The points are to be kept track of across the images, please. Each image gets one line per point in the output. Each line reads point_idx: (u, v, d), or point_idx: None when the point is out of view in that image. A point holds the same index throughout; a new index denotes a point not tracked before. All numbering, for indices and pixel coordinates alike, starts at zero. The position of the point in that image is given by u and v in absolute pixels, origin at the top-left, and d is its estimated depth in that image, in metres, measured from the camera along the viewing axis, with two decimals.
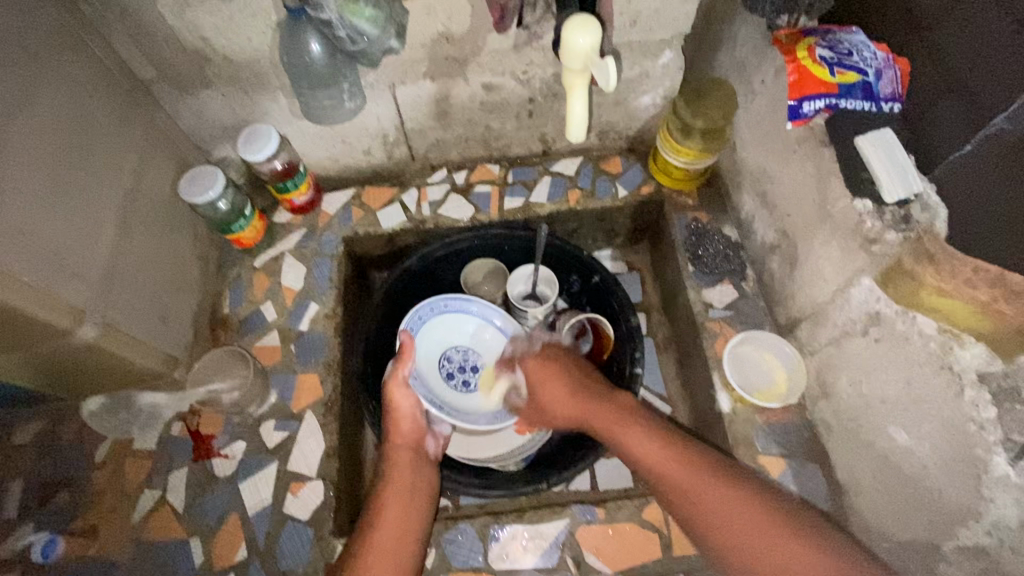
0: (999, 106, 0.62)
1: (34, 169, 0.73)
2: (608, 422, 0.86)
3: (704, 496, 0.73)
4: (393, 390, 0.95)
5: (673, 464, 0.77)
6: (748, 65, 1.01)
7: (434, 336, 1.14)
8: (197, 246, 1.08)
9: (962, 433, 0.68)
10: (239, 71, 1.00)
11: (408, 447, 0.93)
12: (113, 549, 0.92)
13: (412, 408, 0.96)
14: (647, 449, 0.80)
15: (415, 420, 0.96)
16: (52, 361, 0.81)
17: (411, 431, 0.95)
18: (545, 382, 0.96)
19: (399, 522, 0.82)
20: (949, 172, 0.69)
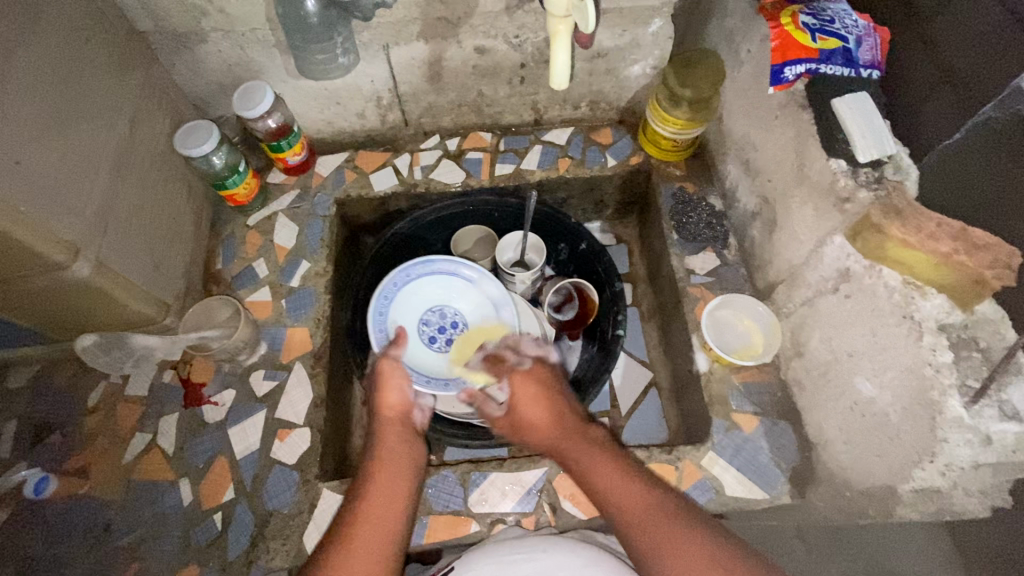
0: (988, 97, 0.67)
1: (31, 104, 0.75)
2: (582, 452, 0.80)
3: (656, 528, 0.70)
4: (383, 361, 0.90)
5: (640, 499, 0.73)
6: (736, 34, 1.03)
7: (405, 308, 1.11)
8: (191, 200, 1.10)
9: (919, 379, 0.71)
10: (235, 25, 1.01)
11: (400, 424, 0.86)
12: (105, 487, 0.96)
13: (401, 380, 0.89)
14: (608, 484, 0.76)
15: (407, 397, 0.88)
16: (49, 296, 0.83)
17: (401, 408, 0.87)
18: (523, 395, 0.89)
19: (386, 500, 0.76)
20: (940, 159, 0.73)
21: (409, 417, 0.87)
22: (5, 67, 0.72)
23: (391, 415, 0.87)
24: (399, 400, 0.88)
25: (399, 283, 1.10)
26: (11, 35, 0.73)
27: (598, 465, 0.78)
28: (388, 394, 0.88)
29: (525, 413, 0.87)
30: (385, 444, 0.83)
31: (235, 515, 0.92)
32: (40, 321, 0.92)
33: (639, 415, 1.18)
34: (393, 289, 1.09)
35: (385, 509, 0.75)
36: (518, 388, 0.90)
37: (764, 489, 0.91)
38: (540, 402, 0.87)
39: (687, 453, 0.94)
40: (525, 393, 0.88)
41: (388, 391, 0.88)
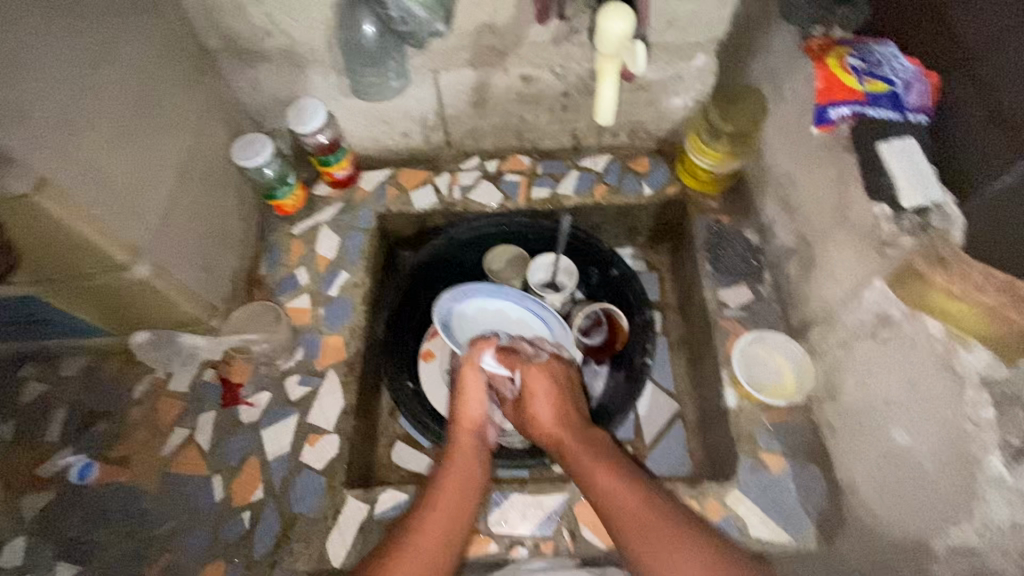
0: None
1: (111, 114, 0.81)
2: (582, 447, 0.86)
3: (634, 520, 0.75)
4: (466, 368, 0.95)
5: (623, 493, 0.78)
6: (780, 72, 1.03)
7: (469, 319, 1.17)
8: (242, 208, 1.16)
9: (958, 432, 0.70)
10: (296, 47, 1.07)
11: (476, 438, 0.92)
12: (143, 477, 1.00)
13: (480, 394, 0.95)
14: (594, 474, 0.82)
15: (485, 412, 0.95)
16: (110, 292, 0.89)
17: (478, 418, 0.94)
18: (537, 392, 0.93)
19: (454, 510, 0.82)
20: (989, 206, 0.70)
21: (483, 432, 0.93)
22: (91, 83, 0.78)
23: (469, 427, 0.93)
24: (478, 412, 0.94)
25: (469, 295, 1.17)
26: (98, 50, 0.80)
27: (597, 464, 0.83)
28: (469, 406, 0.94)
29: (536, 401, 0.93)
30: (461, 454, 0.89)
31: (263, 515, 0.95)
32: (98, 314, 0.98)
33: (663, 446, 1.17)
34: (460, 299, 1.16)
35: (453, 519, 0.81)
36: (532, 374, 0.94)
37: (790, 532, 0.89)
38: (548, 399, 0.93)
39: (712, 490, 0.93)
40: (537, 381, 0.94)
41: (467, 402, 0.94)
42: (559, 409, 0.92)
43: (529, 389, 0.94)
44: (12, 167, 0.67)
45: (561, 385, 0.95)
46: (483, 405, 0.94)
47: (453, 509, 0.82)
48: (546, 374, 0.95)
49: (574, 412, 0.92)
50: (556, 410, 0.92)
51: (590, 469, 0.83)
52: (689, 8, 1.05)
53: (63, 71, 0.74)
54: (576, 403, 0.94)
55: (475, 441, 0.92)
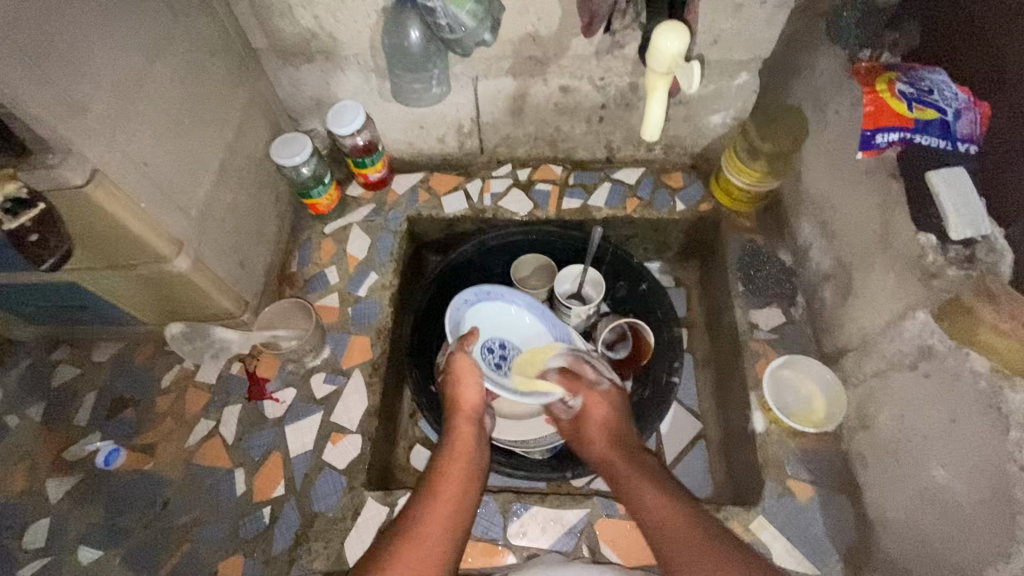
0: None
1: (160, 108, 0.83)
2: (628, 467, 0.89)
3: (675, 533, 0.77)
4: (460, 357, 0.96)
5: (664, 510, 0.79)
6: (824, 94, 1.02)
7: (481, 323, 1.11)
8: (277, 205, 1.18)
9: (1002, 474, 0.68)
10: (340, 48, 1.09)
11: (474, 423, 0.93)
12: (167, 466, 1.01)
13: (474, 377, 0.95)
14: (641, 491, 0.84)
15: (480, 394, 0.96)
16: (148, 282, 0.90)
17: (474, 403, 0.95)
18: (596, 414, 0.98)
19: (457, 496, 0.82)
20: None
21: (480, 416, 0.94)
22: (144, 77, 0.79)
23: (466, 411, 0.94)
24: (474, 397, 0.95)
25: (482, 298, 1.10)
26: (152, 46, 0.81)
27: (643, 481, 0.85)
28: (466, 391, 0.95)
29: (593, 425, 0.97)
30: (460, 440, 0.90)
31: (283, 511, 0.95)
32: (134, 304, 1.00)
33: (684, 465, 1.15)
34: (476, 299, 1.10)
35: (457, 503, 0.81)
36: (594, 401, 0.99)
37: (815, 563, 0.88)
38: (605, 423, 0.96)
39: (735, 515, 0.92)
40: (598, 405, 0.98)
41: (466, 387, 0.95)
42: (615, 432, 0.95)
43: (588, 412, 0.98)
44: (69, 157, 0.68)
45: (618, 413, 0.98)
46: (480, 390, 0.95)
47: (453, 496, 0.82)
48: (606, 400, 0.99)
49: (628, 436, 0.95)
50: (612, 431, 0.95)
51: (639, 487, 0.84)
52: (736, 25, 1.04)
53: (120, 65, 0.75)
54: (630, 429, 0.96)
55: (472, 427, 0.93)
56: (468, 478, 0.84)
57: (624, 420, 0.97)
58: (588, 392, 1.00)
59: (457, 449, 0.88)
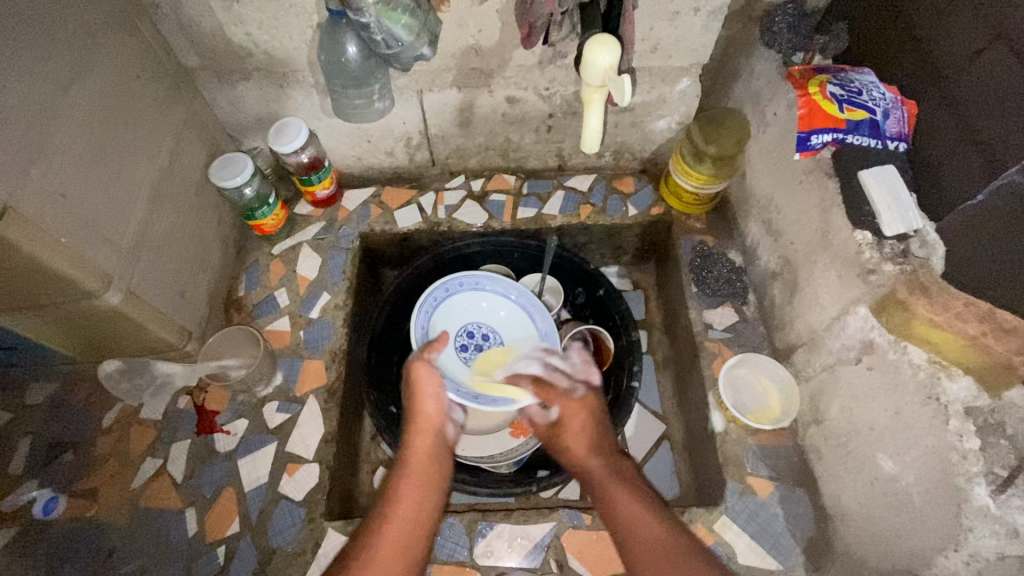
0: (1013, 160, 0.66)
1: (78, 136, 0.78)
2: (609, 477, 0.82)
3: (656, 547, 0.72)
4: (418, 366, 0.90)
5: (645, 522, 0.75)
6: (762, 97, 1.04)
7: (455, 316, 1.13)
8: (220, 229, 1.14)
9: (944, 462, 0.70)
10: (276, 65, 1.05)
11: (432, 436, 0.86)
12: (110, 511, 0.95)
13: (435, 389, 0.89)
14: (618, 501, 0.78)
15: (439, 405, 0.89)
16: (77, 319, 0.85)
17: (433, 416, 0.88)
18: (574, 424, 0.90)
19: (415, 518, 0.75)
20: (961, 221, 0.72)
21: (442, 428, 0.87)
22: (59, 106, 0.75)
23: (422, 425, 0.87)
24: (432, 408, 0.88)
25: (444, 293, 1.11)
26: (67, 70, 0.77)
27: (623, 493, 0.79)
28: (422, 403, 0.88)
29: (570, 435, 0.90)
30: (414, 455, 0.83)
31: (239, 550, 0.91)
32: (65, 343, 0.94)
33: (649, 468, 1.16)
34: (441, 292, 1.11)
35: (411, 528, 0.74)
36: (571, 410, 0.92)
37: (778, 559, 0.89)
38: (583, 434, 0.89)
39: (699, 516, 0.92)
40: (574, 414, 0.91)
41: (422, 400, 0.88)
42: (595, 436, 0.89)
43: (565, 422, 0.91)
44: None
45: (597, 419, 0.91)
46: (439, 401, 0.88)
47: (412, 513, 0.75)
48: (584, 409, 0.92)
49: (607, 442, 0.88)
50: (591, 440, 0.88)
51: (617, 498, 0.79)
52: (674, 33, 1.05)
53: (29, 94, 0.70)
54: (610, 435, 0.90)
55: (430, 441, 0.86)
56: (423, 497, 0.78)
57: (605, 430, 0.90)
58: (566, 401, 0.93)
59: (409, 465, 0.81)
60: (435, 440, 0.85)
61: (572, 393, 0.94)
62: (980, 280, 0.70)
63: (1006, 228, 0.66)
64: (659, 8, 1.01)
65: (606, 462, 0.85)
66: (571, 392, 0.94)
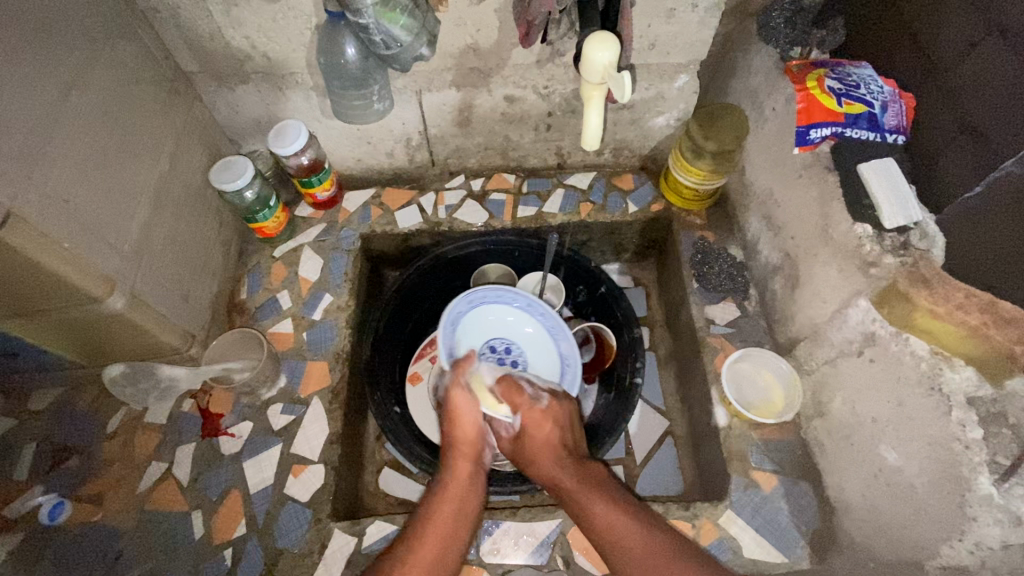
0: (1012, 151, 0.66)
1: (79, 141, 0.78)
2: (579, 486, 0.82)
3: (641, 557, 0.73)
4: (455, 390, 0.90)
5: (626, 532, 0.75)
6: (760, 92, 1.04)
7: (483, 326, 1.11)
8: (221, 232, 1.14)
9: (947, 452, 0.71)
10: (275, 68, 1.06)
11: (471, 461, 0.86)
12: (117, 515, 0.95)
13: (473, 412, 0.90)
14: (596, 512, 0.78)
15: (479, 428, 0.89)
16: (81, 325, 0.86)
17: (473, 441, 0.88)
18: (541, 435, 0.87)
19: (448, 532, 0.77)
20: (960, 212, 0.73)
21: (481, 453, 0.88)
22: (60, 112, 0.75)
23: (464, 450, 0.87)
24: (473, 433, 0.88)
25: (463, 309, 1.08)
26: (68, 77, 0.77)
27: (596, 500, 0.79)
28: (462, 427, 0.88)
29: (538, 445, 0.87)
30: (453, 480, 0.83)
31: (246, 552, 0.92)
32: (69, 348, 0.94)
33: (653, 464, 1.16)
34: (463, 305, 1.07)
35: (444, 545, 0.76)
36: (536, 420, 0.88)
37: (784, 552, 0.89)
38: (551, 442, 0.87)
39: (704, 511, 0.93)
40: (540, 422, 0.88)
41: (461, 423, 0.89)
42: (561, 446, 0.87)
43: (530, 433, 0.88)
44: None
45: (563, 427, 0.90)
46: (479, 426, 0.88)
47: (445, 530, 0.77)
48: (550, 417, 0.89)
49: (574, 449, 0.87)
50: (557, 447, 0.87)
51: (593, 509, 0.78)
52: (671, 30, 1.06)
53: (30, 100, 0.71)
54: (575, 440, 0.89)
55: (470, 466, 0.86)
56: (459, 523, 0.79)
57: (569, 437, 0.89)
58: (528, 410, 0.88)
59: (449, 487, 0.82)
60: (475, 466, 0.86)
61: (534, 399, 0.90)
62: (982, 270, 0.71)
63: (1005, 219, 0.68)
64: (656, 5, 1.01)
65: (574, 471, 0.84)
66: (537, 401, 0.90)
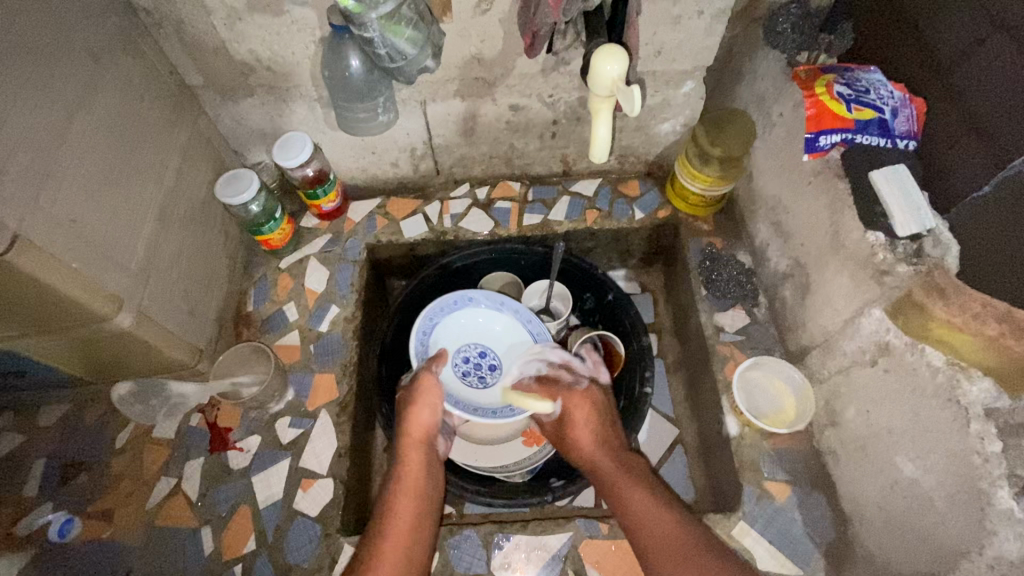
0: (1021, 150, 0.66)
1: (86, 159, 0.78)
2: (617, 472, 0.84)
3: (670, 546, 0.74)
4: (426, 378, 0.90)
5: (656, 515, 0.77)
6: (768, 98, 1.03)
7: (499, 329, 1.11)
8: (226, 244, 1.13)
9: (966, 465, 0.69)
10: (280, 80, 1.05)
11: (424, 449, 0.87)
12: (127, 532, 0.95)
13: (435, 402, 0.90)
14: (632, 497, 0.80)
15: (435, 419, 0.89)
16: (90, 343, 0.86)
17: (427, 429, 0.88)
18: (578, 421, 0.91)
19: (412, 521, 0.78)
20: (972, 213, 0.72)
21: (433, 440, 0.89)
22: (69, 131, 0.75)
23: (416, 438, 0.87)
24: (428, 420, 0.89)
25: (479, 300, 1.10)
26: (72, 96, 0.77)
27: (632, 489, 0.80)
28: (420, 414, 0.88)
29: (577, 428, 0.90)
30: (408, 467, 0.84)
31: (255, 568, 0.91)
32: (77, 366, 0.94)
33: (664, 473, 1.15)
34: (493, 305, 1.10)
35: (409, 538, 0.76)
36: (575, 402, 0.92)
37: (798, 564, 0.88)
38: (587, 429, 0.90)
39: (717, 522, 0.92)
40: (578, 409, 0.91)
41: (420, 410, 0.88)
42: (601, 431, 0.90)
43: (570, 417, 0.92)
44: None
45: (601, 411, 0.93)
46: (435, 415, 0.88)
47: (410, 522, 0.78)
48: (588, 402, 0.93)
49: (614, 435, 0.90)
50: (597, 433, 0.90)
51: (631, 496, 0.79)
52: (678, 37, 1.05)
53: (35, 120, 0.70)
54: (616, 428, 0.92)
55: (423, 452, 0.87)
56: (422, 512, 0.79)
57: (609, 423, 0.92)
58: (568, 395, 0.93)
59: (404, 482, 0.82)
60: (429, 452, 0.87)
61: (578, 391, 0.94)
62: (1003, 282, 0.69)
63: (1017, 219, 0.66)
64: (662, 14, 1.00)
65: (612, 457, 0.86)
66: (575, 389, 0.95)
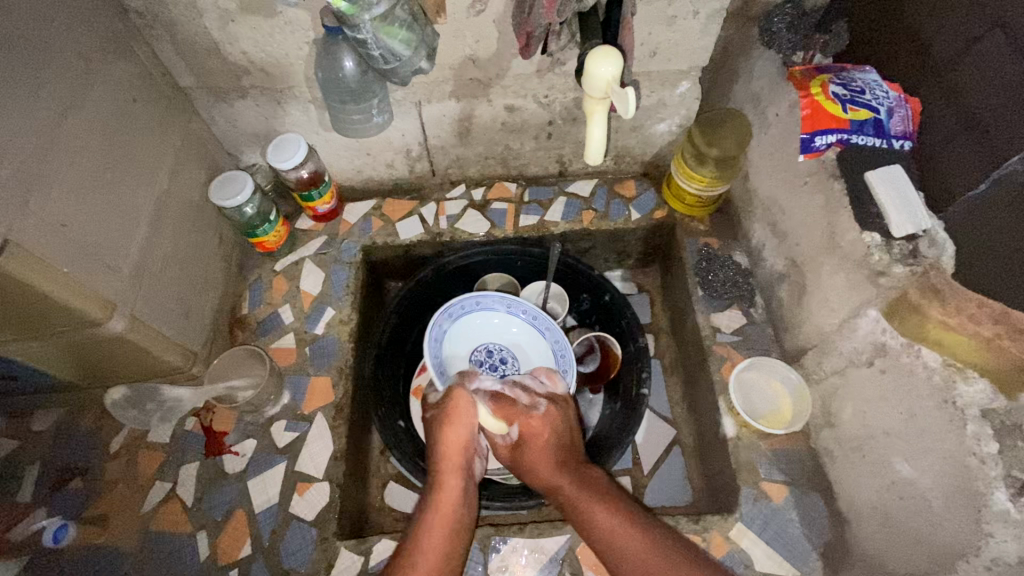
0: (1013, 149, 0.65)
1: (76, 162, 0.77)
2: (578, 494, 0.81)
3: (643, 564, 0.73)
4: (457, 394, 0.87)
5: (627, 535, 0.75)
6: (763, 98, 1.03)
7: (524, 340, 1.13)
8: (221, 247, 1.13)
9: (963, 466, 0.69)
10: (274, 82, 1.05)
11: (462, 475, 0.85)
12: (122, 537, 0.94)
13: (471, 421, 0.87)
14: (597, 520, 0.78)
15: (469, 439, 0.87)
16: (82, 348, 0.85)
17: (464, 449, 0.86)
18: (536, 446, 0.87)
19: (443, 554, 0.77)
20: (969, 211, 0.72)
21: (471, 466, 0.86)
22: (58, 134, 0.74)
23: (454, 462, 0.85)
24: (464, 438, 0.86)
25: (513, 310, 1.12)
26: (61, 98, 0.76)
27: (597, 509, 0.78)
28: (455, 432, 0.86)
29: (537, 449, 0.87)
30: (443, 497, 0.82)
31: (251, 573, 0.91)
32: (69, 370, 0.93)
33: (662, 474, 1.15)
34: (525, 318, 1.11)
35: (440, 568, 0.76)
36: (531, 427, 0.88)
37: (796, 565, 0.88)
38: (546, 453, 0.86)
39: (715, 524, 0.92)
40: (540, 433, 0.88)
41: (456, 428, 0.86)
42: (557, 453, 0.87)
43: (528, 439, 0.88)
44: None
45: (559, 433, 0.89)
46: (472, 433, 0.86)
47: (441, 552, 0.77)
48: (546, 425, 0.89)
49: (571, 450, 0.88)
50: (557, 454, 0.87)
51: (594, 514, 0.78)
52: (673, 37, 1.05)
53: (23, 123, 0.69)
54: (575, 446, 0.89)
55: (461, 479, 0.84)
56: (453, 543, 0.78)
57: (565, 440, 0.89)
58: (525, 419, 0.88)
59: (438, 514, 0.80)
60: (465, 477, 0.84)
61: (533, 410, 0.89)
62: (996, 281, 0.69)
63: (1014, 218, 0.66)
64: (657, 14, 1.00)
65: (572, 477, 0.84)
66: (532, 409, 0.90)
